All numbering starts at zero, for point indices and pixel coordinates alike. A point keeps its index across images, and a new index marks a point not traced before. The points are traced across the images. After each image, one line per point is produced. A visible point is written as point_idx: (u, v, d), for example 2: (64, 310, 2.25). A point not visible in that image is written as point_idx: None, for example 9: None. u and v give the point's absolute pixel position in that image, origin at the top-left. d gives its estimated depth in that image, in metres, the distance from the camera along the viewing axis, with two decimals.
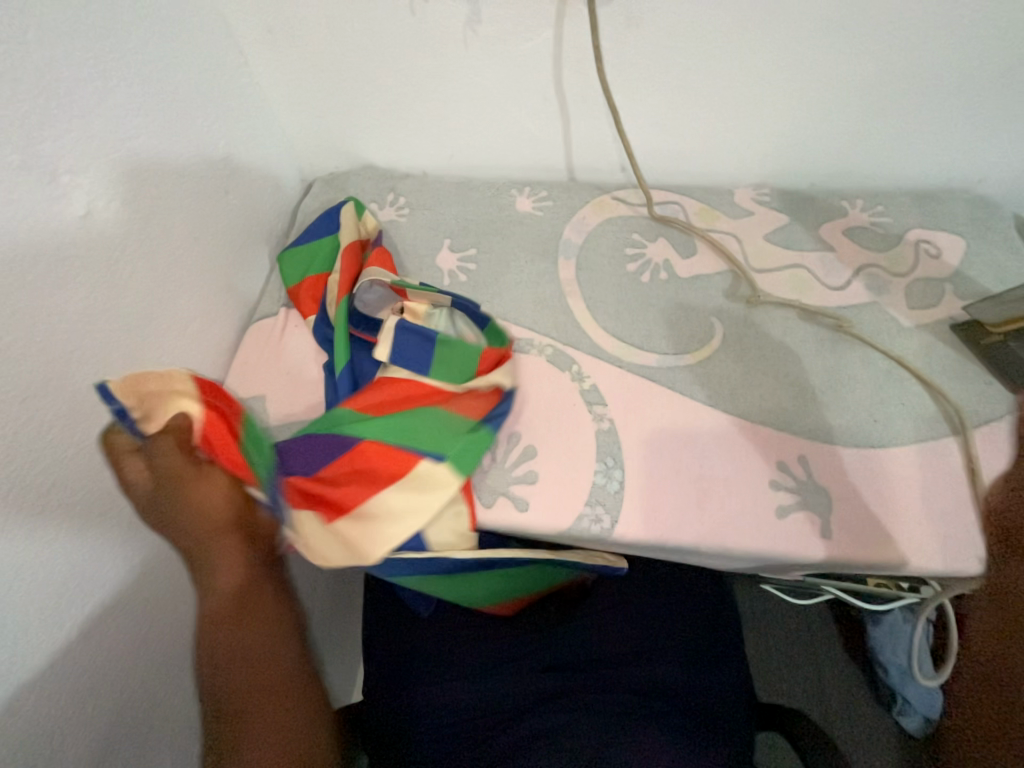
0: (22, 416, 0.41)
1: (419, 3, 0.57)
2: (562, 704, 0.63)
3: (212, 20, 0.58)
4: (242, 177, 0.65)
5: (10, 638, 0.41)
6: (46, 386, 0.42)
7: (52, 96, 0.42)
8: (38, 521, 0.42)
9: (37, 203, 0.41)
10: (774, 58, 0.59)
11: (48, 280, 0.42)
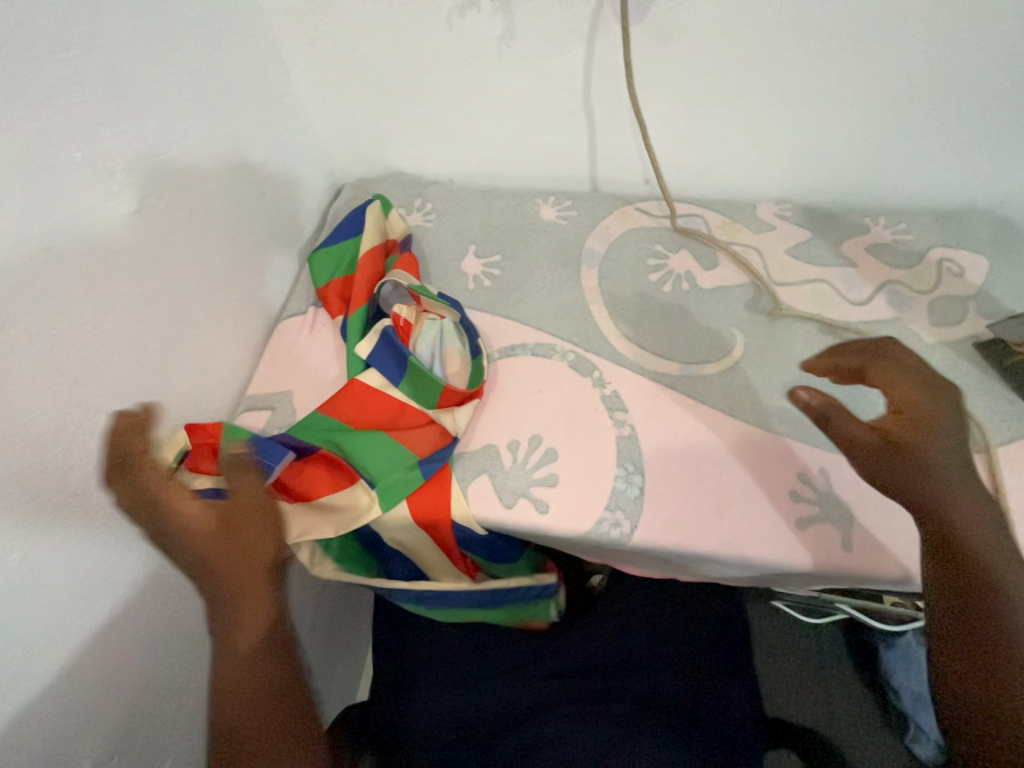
0: (70, 401, 0.42)
1: (457, 18, 0.59)
2: (574, 709, 0.63)
3: (258, 30, 0.61)
4: (278, 179, 0.68)
5: (45, 617, 0.42)
6: (92, 374, 0.44)
7: (114, 99, 0.44)
8: (77, 503, 0.44)
9: (95, 200, 0.43)
10: (801, 78, 0.60)
11: (101, 271, 0.44)
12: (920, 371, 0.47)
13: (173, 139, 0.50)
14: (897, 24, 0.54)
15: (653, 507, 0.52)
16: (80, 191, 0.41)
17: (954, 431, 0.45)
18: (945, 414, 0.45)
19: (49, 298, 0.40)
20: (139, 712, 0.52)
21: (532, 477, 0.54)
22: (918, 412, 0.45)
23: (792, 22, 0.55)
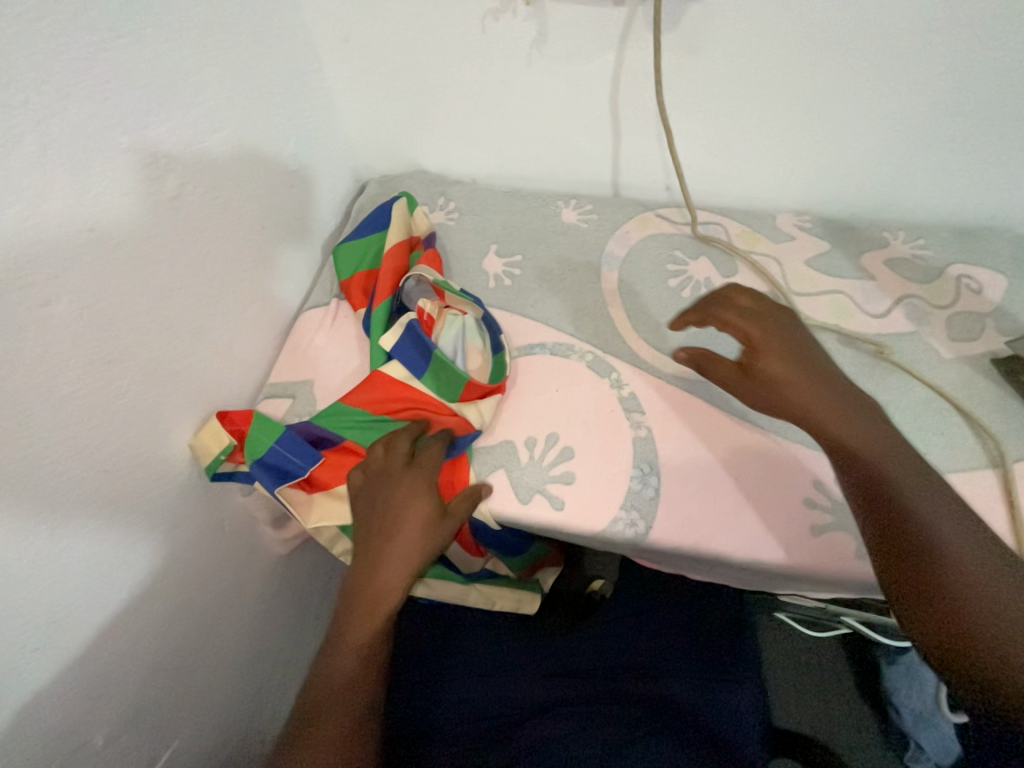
0: (104, 378, 0.43)
1: (490, 21, 0.60)
2: (577, 708, 0.62)
3: (295, 26, 0.62)
4: (306, 173, 0.69)
5: (70, 591, 0.43)
6: (127, 353, 0.45)
7: (158, 87, 0.45)
8: (105, 479, 0.44)
9: (139, 185, 0.44)
10: (827, 91, 0.61)
11: (140, 255, 0.45)
12: (749, 308, 0.52)
13: (212, 129, 0.51)
14: (926, 41, 0.55)
15: (668, 508, 0.53)
16: (125, 175, 0.42)
17: (795, 355, 0.50)
18: (777, 338, 0.50)
19: (92, 277, 0.41)
20: (151, 689, 0.53)
21: (547, 473, 0.55)
22: (754, 345, 0.50)
23: (820, 36, 0.56)
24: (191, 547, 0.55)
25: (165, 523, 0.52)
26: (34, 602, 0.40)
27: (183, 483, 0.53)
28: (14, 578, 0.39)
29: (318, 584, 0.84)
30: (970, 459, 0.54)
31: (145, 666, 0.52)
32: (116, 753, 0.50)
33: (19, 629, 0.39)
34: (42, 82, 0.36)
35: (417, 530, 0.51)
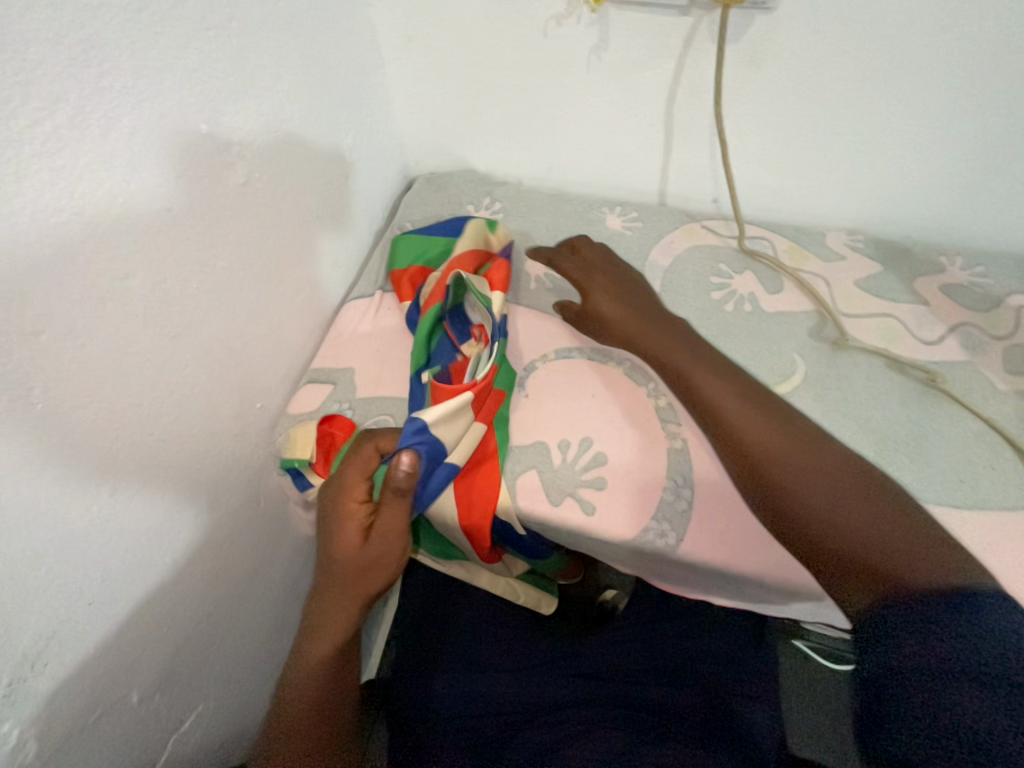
0: (169, 351, 0.45)
1: (552, 26, 0.61)
2: (593, 706, 0.66)
3: (361, 25, 0.64)
4: (360, 166, 0.71)
5: (123, 552, 0.45)
6: (189, 330, 0.47)
7: (237, 77, 0.47)
8: (160, 448, 0.47)
9: (214, 171, 0.46)
10: (891, 110, 0.59)
11: (209, 237, 0.47)
12: (585, 262, 0.65)
13: (280, 120, 0.54)
14: (1003, 62, 0.53)
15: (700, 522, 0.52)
16: (203, 160, 0.45)
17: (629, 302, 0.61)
18: (598, 277, 0.63)
19: (167, 256, 0.43)
20: (184, 655, 0.55)
21: (579, 476, 0.55)
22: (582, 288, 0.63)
23: (890, 54, 0.55)
24: (229, 520, 0.57)
25: (208, 496, 0.54)
26: (91, 559, 0.42)
27: (228, 459, 0.55)
28: (76, 535, 0.41)
29: None
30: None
31: (180, 631, 0.54)
32: (148, 712, 0.52)
33: (76, 583, 0.42)
34: (140, 69, 0.38)
35: (340, 557, 0.51)
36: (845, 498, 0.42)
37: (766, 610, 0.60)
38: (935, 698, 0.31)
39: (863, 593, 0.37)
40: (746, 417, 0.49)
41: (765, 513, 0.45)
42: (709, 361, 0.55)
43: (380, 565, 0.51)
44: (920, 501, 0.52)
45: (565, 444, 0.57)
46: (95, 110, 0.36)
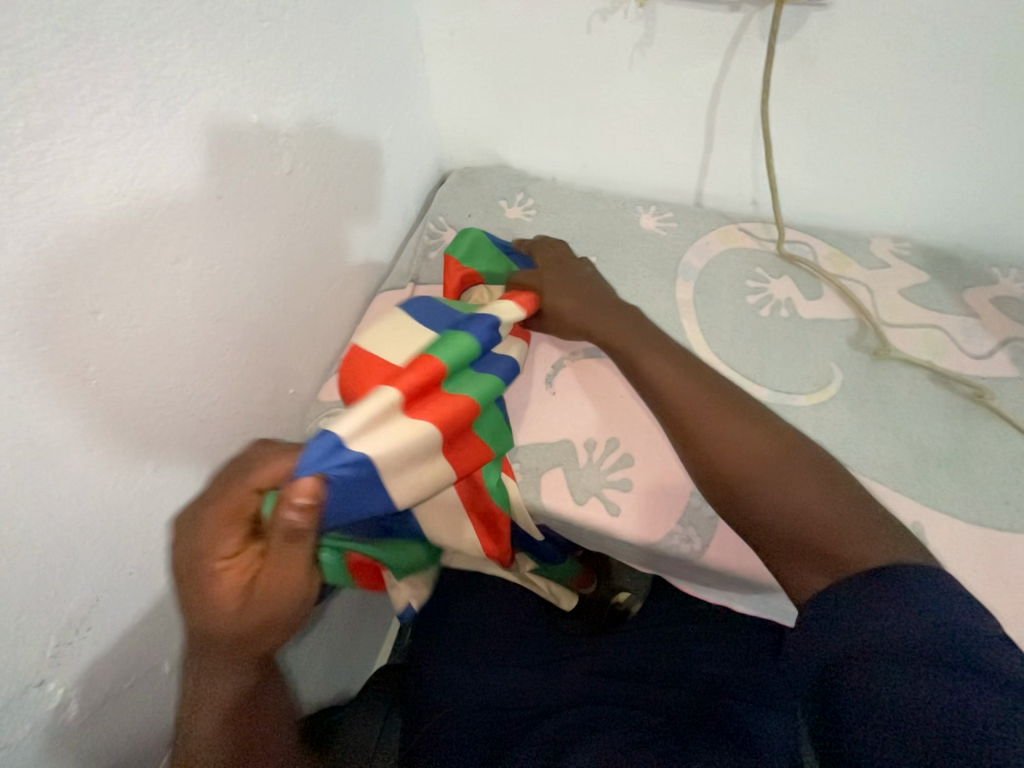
0: (213, 335, 0.47)
1: (597, 21, 0.60)
2: (603, 697, 0.66)
3: (405, 19, 0.65)
4: (396, 159, 0.71)
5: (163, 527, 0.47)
6: (232, 314, 0.48)
7: (286, 68, 0.48)
8: (200, 430, 0.48)
9: (261, 161, 0.47)
10: (948, 112, 0.57)
11: (254, 226, 0.48)
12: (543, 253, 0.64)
13: (324, 110, 0.54)
14: None
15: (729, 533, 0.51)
16: (252, 151, 0.46)
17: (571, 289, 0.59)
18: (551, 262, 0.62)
19: (215, 243, 0.44)
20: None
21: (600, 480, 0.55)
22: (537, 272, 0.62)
23: (951, 53, 0.53)
24: None
25: None
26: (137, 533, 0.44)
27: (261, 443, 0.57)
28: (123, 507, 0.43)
29: None
30: None
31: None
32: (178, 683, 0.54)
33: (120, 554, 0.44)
34: (202, 59, 0.39)
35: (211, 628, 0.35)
36: (793, 479, 0.42)
37: (790, 623, 0.58)
38: (879, 679, 0.31)
39: (814, 574, 0.37)
40: (690, 407, 0.48)
41: (714, 495, 0.44)
42: (649, 342, 0.54)
43: (279, 623, 0.36)
44: (961, 522, 0.50)
45: (591, 443, 0.57)
46: (160, 100, 0.37)
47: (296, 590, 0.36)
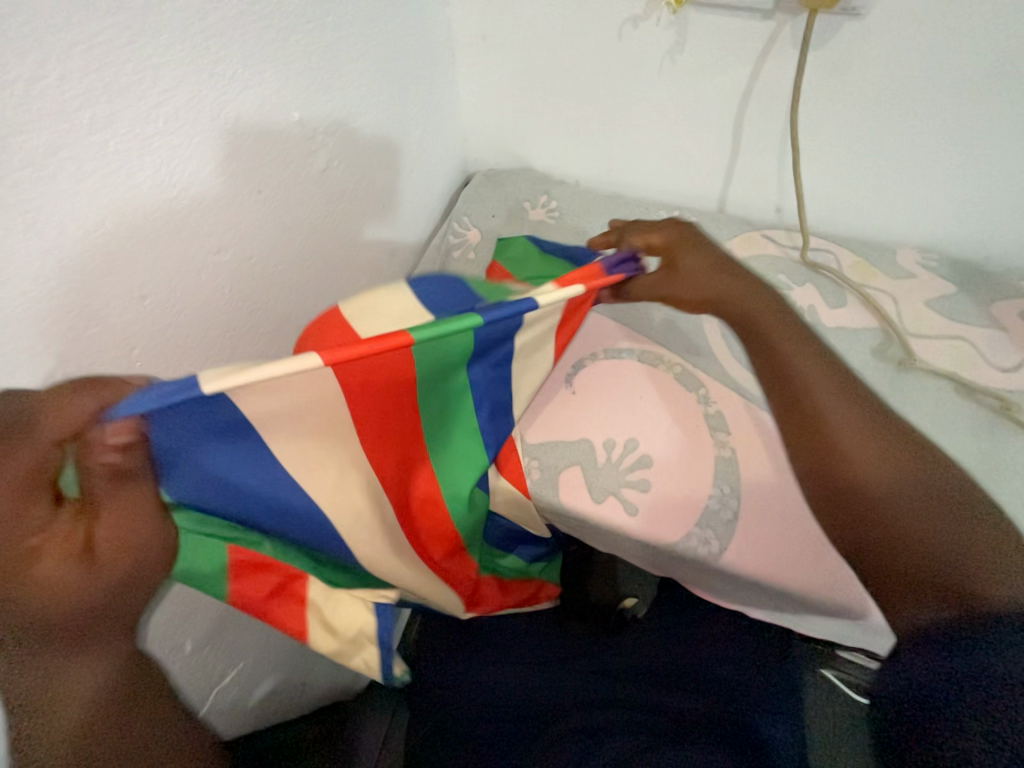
0: (248, 324, 0.48)
1: (628, 28, 0.61)
2: (607, 704, 0.66)
3: (438, 23, 0.66)
4: (423, 159, 0.73)
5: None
6: (265, 305, 0.50)
7: (326, 67, 0.49)
8: None
9: (300, 156, 0.49)
10: (980, 123, 0.57)
11: (290, 218, 0.50)
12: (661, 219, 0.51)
13: (359, 108, 0.56)
14: None
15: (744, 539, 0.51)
16: (292, 146, 0.47)
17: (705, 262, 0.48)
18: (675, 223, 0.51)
19: (255, 235, 0.46)
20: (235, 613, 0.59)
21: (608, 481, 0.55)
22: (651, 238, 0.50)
23: (985, 64, 0.53)
24: None
25: None
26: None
27: None
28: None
29: None
30: None
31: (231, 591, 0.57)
32: (198, 661, 0.56)
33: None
34: (251, 57, 0.41)
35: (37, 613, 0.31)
36: (938, 523, 0.37)
37: (805, 628, 0.58)
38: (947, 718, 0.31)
39: (905, 601, 0.37)
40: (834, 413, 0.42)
41: (828, 507, 0.41)
42: (799, 337, 0.45)
43: (137, 571, 0.35)
44: None
45: (611, 443, 0.57)
46: (212, 95, 0.39)
47: (148, 523, 0.35)
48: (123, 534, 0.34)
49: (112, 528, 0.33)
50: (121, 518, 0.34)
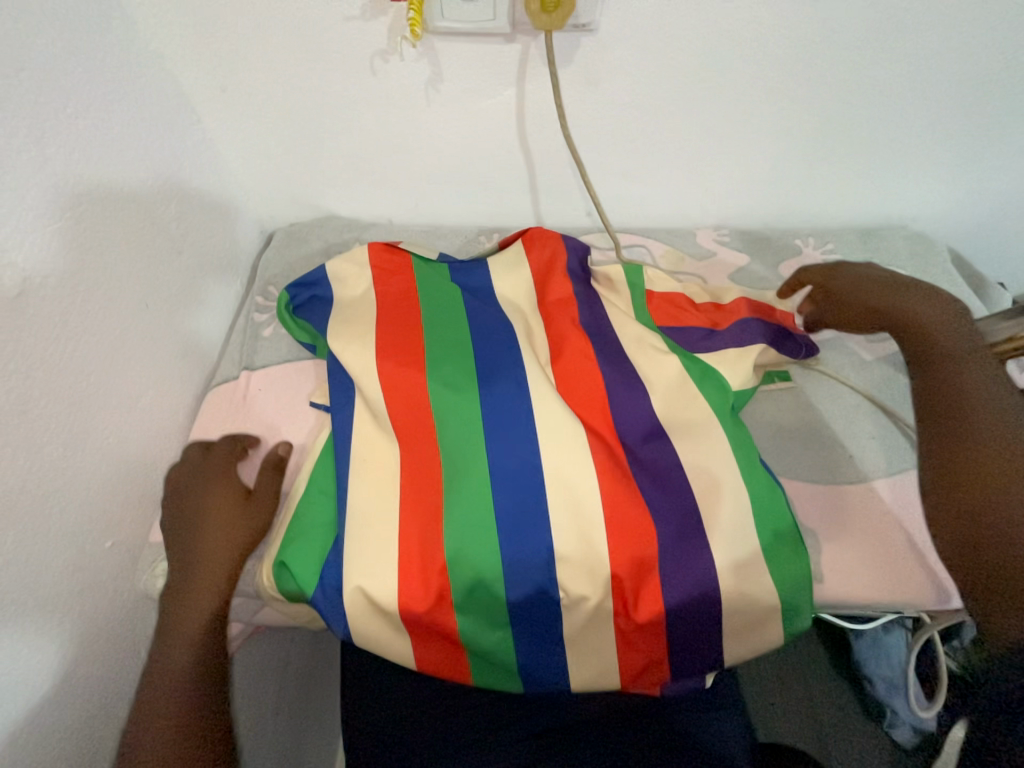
0: (255, 426, 0.59)
1: (379, 64, 0.60)
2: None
3: (162, 80, 0.58)
4: (197, 230, 0.64)
5: (71, 557, 0.45)
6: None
7: (24, 170, 0.43)
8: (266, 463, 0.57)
9: (6, 295, 0.41)
10: (709, 126, 0.67)
11: (39, 344, 0.43)
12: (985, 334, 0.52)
13: (88, 189, 0.48)
14: (802, 60, 0.61)
15: (735, 534, 0.47)
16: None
17: (907, 289, 0.58)
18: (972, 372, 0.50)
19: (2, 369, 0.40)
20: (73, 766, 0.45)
21: (573, 530, 0.46)
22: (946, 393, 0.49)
23: (703, 69, 0.61)
24: (74, 689, 0.45)
25: (41, 672, 0.42)
26: (7, 618, 0.40)
27: (58, 615, 0.44)
28: (70, 453, 0.46)
29: (273, 676, 0.71)
30: (892, 462, 0.59)
31: (78, 714, 0.45)
32: None
33: (42, 546, 0.43)
34: None
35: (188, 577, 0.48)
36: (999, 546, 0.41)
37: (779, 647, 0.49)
38: None
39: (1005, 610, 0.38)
40: (976, 401, 0.48)
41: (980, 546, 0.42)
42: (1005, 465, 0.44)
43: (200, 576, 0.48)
44: (805, 479, 0.58)
45: (518, 617, 0.46)
46: None
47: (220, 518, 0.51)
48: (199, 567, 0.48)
49: (213, 526, 0.50)
50: (223, 515, 0.51)
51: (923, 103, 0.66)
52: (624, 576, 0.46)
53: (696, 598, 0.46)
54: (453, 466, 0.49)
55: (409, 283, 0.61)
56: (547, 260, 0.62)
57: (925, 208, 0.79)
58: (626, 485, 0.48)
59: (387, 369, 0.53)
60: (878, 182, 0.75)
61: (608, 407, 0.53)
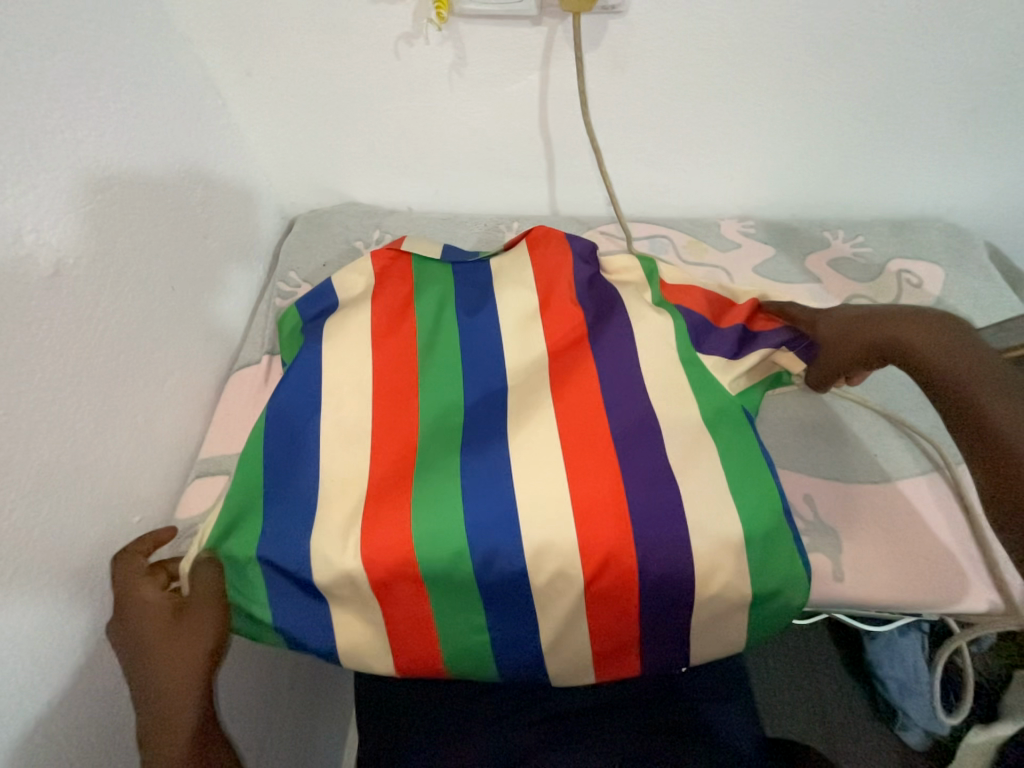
0: None
1: (404, 48, 0.59)
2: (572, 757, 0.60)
3: (189, 64, 0.59)
4: (221, 214, 0.64)
5: (100, 533, 0.47)
6: (26, 439, 0.40)
7: (59, 154, 0.44)
8: None
9: (41, 275, 0.42)
10: (737, 113, 0.65)
11: (74, 325, 0.45)
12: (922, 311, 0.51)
13: (118, 173, 0.49)
14: (837, 44, 0.59)
15: (725, 535, 0.46)
16: (28, 267, 0.41)
17: (869, 317, 0.53)
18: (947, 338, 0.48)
19: (37, 349, 0.42)
20: (103, 729, 0.46)
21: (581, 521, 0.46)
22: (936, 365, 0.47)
23: (733, 53, 0.59)
24: (103, 659, 0.47)
25: (72, 642, 0.44)
26: (41, 588, 0.41)
27: (88, 589, 0.46)
28: (98, 430, 0.47)
29: (289, 655, 0.73)
30: (917, 463, 0.57)
31: (107, 682, 0.47)
32: None
33: (73, 520, 0.44)
34: None
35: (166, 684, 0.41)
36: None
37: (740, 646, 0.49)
38: None
39: None
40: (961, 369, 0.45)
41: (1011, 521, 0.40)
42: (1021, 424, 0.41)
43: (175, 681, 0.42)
44: (825, 479, 0.57)
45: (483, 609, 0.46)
46: None
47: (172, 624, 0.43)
48: (165, 712, 0.41)
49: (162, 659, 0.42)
50: (171, 645, 0.42)
51: (966, 89, 0.63)
52: (598, 576, 0.45)
53: (670, 596, 0.46)
54: (438, 455, 0.49)
55: (404, 270, 0.61)
56: (549, 252, 0.60)
57: (963, 200, 0.75)
58: (597, 481, 0.47)
59: (374, 359, 0.54)
60: (914, 171, 0.72)
61: (589, 399, 0.51)
